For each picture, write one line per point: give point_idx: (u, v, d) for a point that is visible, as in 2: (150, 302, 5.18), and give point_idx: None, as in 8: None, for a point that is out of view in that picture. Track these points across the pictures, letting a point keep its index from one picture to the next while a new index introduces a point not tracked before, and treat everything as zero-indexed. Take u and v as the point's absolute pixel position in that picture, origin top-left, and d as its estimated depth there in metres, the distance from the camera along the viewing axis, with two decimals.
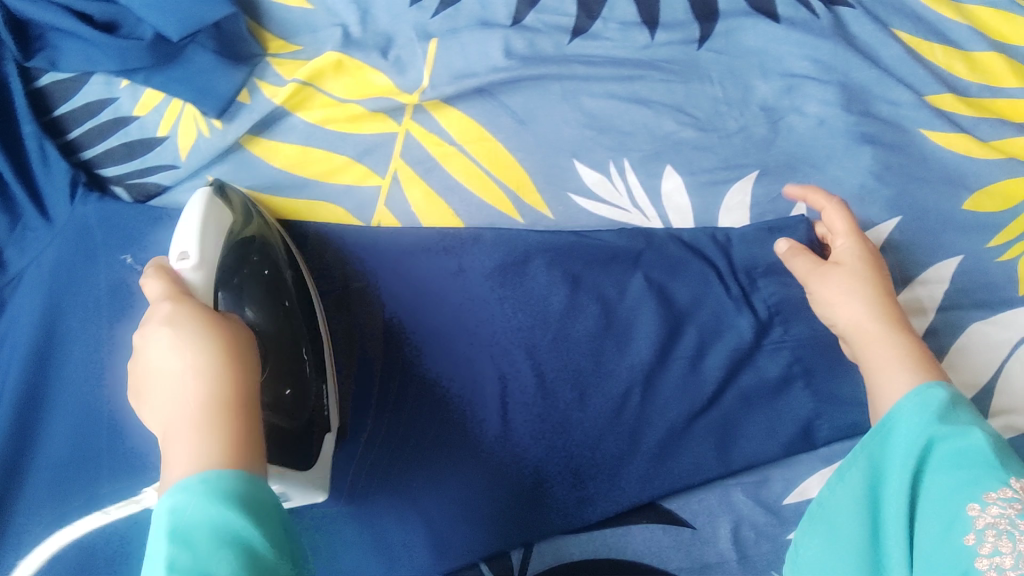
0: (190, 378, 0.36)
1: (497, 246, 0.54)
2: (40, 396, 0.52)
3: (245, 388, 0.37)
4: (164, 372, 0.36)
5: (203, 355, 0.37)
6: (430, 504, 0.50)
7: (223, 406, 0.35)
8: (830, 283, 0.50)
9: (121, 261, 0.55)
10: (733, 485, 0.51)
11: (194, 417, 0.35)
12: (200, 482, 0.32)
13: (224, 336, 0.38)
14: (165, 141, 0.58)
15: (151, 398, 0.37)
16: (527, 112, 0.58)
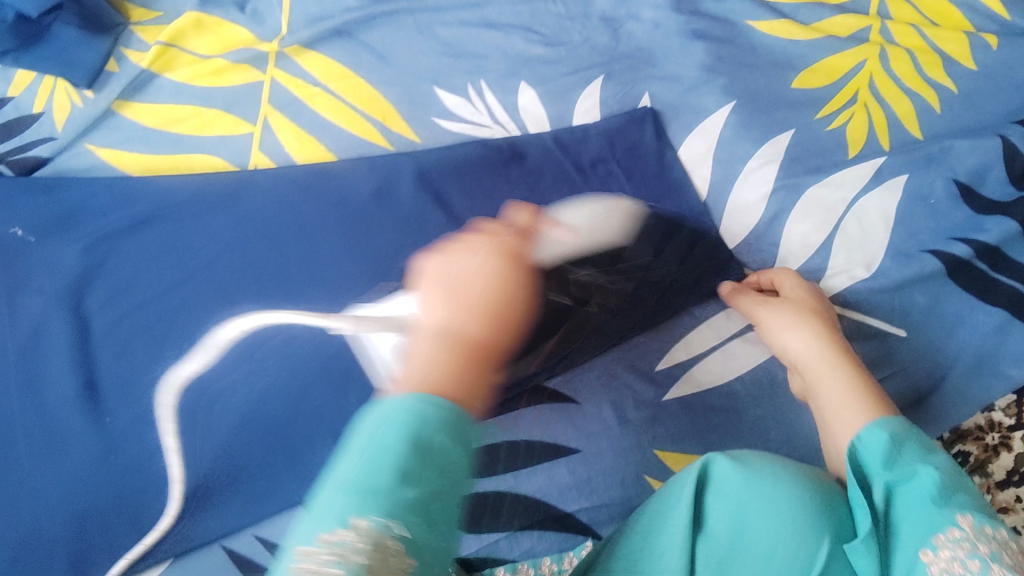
0: (482, 300, 0.38)
1: (374, 171, 0.58)
2: None
3: (501, 336, 0.38)
4: (460, 280, 0.39)
5: (498, 291, 0.39)
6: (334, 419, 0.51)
7: (488, 336, 0.38)
8: (779, 315, 0.52)
9: (11, 234, 0.56)
10: (613, 360, 0.56)
11: (461, 332, 0.37)
12: (441, 413, 0.33)
13: (516, 276, 0.41)
14: (41, 116, 0.60)
15: (455, 291, 0.38)
16: (385, 47, 0.61)
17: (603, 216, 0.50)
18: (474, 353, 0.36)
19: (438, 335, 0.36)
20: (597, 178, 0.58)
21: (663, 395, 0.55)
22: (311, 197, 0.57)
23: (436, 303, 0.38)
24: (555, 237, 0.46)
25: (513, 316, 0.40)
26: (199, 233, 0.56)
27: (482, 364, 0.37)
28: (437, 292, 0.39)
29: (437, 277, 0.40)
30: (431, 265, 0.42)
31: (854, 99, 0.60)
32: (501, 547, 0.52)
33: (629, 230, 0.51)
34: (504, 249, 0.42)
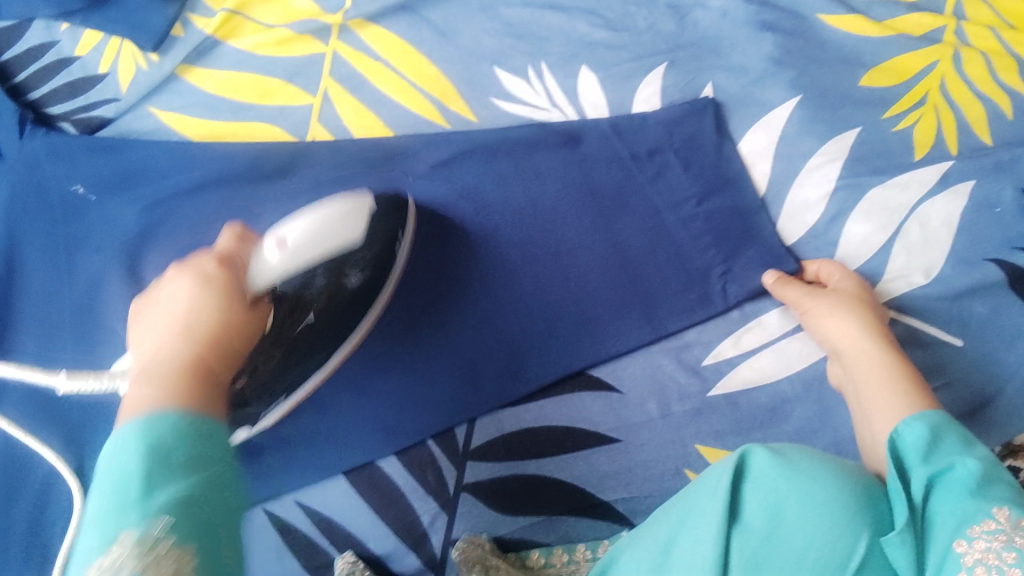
0: (160, 344, 0.44)
1: (432, 148, 0.58)
2: (6, 315, 0.56)
3: (167, 355, 0.43)
4: (174, 317, 0.45)
5: (216, 321, 0.46)
6: (377, 390, 0.55)
7: (198, 362, 0.42)
8: (822, 307, 0.51)
9: (73, 192, 0.57)
10: (658, 351, 0.55)
11: (155, 369, 0.42)
12: (165, 427, 0.37)
13: (220, 310, 0.46)
14: (106, 77, 0.60)
15: (144, 334, 0.46)
16: (448, 25, 0.61)
17: (322, 224, 0.51)
18: (192, 379, 0.41)
19: (143, 376, 0.41)
20: (651, 169, 0.57)
21: (709, 391, 0.54)
22: (367, 172, 0.58)
23: (149, 340, 0.45)
24: (276, 260, 0.50)
25: (225, 346, 0.45)
26: (255, 203, 0.57)
27: (196, 386, 0.41)
28: (150, 328, 0.46)
29: (163, 314, 0.46)
30: (178, 284, 0.47)
31: (923, 101, 0.58)
32: (537, 531, 0.53)
33: (348, 234, 0.52)
34: (206, 276, 0.48)
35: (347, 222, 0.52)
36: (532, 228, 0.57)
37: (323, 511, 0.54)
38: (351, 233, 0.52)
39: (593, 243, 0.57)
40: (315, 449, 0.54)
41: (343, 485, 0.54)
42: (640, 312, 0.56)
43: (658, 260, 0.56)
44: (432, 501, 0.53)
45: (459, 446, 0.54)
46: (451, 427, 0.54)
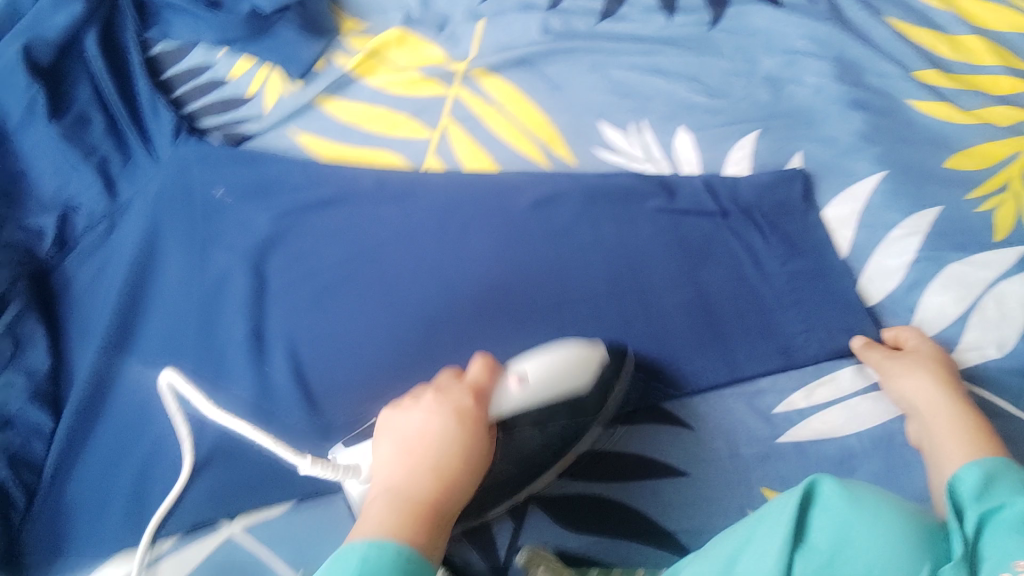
0: (415, 471, 0.48)
1: (536, 186, 0.63)
2: (141, 296, 0.63)
3: (418, 485, 0.47)
4: (412, 441, 0.49)
5: (447, 444, 0.49)
6: None
7: (435, 500, 0.47)
8: (902, 376, 0.53)
9: (215, 194, 0.65)
10: (731, 395, 0.58)
11: (397, 496, 0.47)
12: (384, 548, 0.43)
13: (458, 436, 0.50)
14: (254, 99, 0.69)
15: (390, 452, 0.50)
16: (561, 79, 0.67)
17: (557, 365, 0.53)
18: (424, 513, 0.46)
19: (392, 500, 0.46)
20: (737, 225, 0.61)
21: (778, 437, 0.56)
22: (475, 203, 0.64)
23: (391, 455, 0.50)
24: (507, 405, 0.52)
25: (453, 469, 0.48)
26: (374, 221, 0.64)
27: (430, 519, 0.46)
28: (390, 445, 0.50)
29: (402, 438, 0.50)
30: (395, 422, 0.51)
31: (1004, 187, 0.61)
32: (598, 550, 0.55)
33: (581, 383, 0.54)
34: (463, 413, 0.51)
35: (584, 363, 0.54)
36: (621, 268, 0.61)
37: None
38: (583, 378, 0.54)
39: (679, 288, 0.61)
40: None
41: None
42: (718, 355, 0.59)
43: (737, 308, 0.60)
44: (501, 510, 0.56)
45: None
46: None
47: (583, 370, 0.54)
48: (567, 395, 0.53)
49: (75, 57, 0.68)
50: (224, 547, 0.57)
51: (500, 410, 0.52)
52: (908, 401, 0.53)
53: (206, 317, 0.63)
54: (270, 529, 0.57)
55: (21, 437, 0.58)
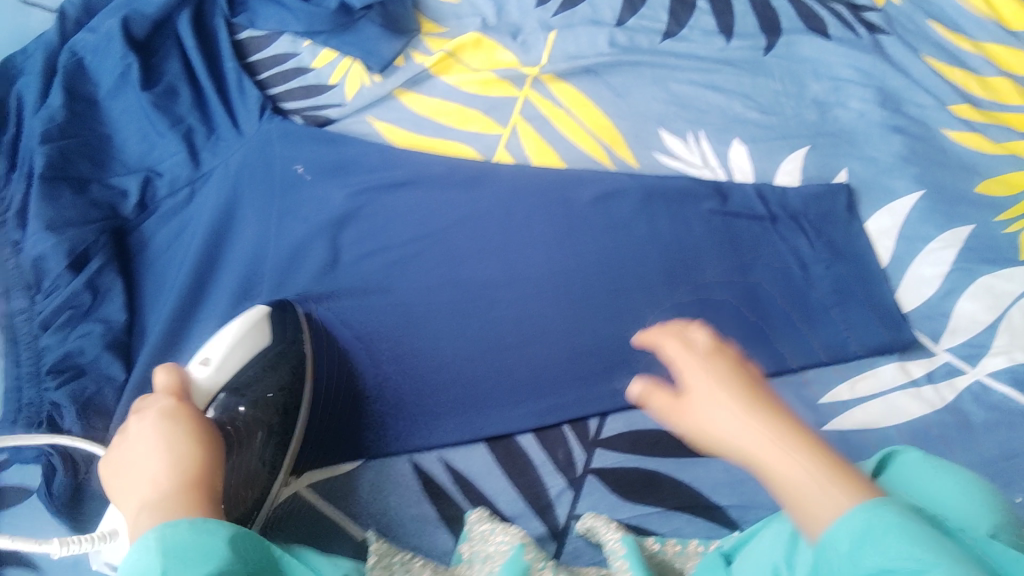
0: (160, 480, 0.45)
1: (597, 182, 0.68)
2: (217, 259, 0.66)
3: (167, 478, 0.45)
4: (145, 463, 0.46)
5: (172, 438, 0.47)
6: (517, 368, 0.63)
7: (184, 479, 0.45)
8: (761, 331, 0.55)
9: (294, 170, 0.68)
10: (779, 384, 0.62)
11: (150, 502, 0.43)
12: (182, 524, 0.40)
13: (183, 431, 0.48)
14: (335, 87, 0.73)
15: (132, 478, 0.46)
16: (623, 88, 0.71)
17: (237, 346, 0.59)
18: (189, 492, 0.44)
19: (143, 508, 0.43)
20: (785, 230, 0.66)
21: (823, 424, 0.60)
22: (539, 195, 0.68)
23: (133, 488, 0.45)
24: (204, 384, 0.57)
25: (192, 454, 0.47)
26: (440, 205, 0.68)
27: (193, 493, 0.44)
28: (128, 485, 0.46)
29: (124, 469, 0.47)
30: (111, 469, 0.48)
31: None
32: (653, 520, 0.57)
33: (257, 346, 0.60)
34: (171, 411, 0.50)
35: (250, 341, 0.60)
36: (676, 261, 0.65)
37: (464, 470, 0.60)
38: (238, 357, 0.59)
39: (730, 286, 0.64)
40: (466, 416, 0.62)
41: (482, 450, 0.61)
42: (766, 346, 0.62)
43: (784, 306, 0.64)
44: (560, 476, 0.60)
45: (589, 434, 0.61)
46: (585, 418, 0.62)
47: (239, 347, 0.59)
48: (240, 369, 0.59)
49: (168, 36, 0.72)
50: (291, 501, 0.59)
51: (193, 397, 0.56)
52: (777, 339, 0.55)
53: (277, 283, 0.66)
54: (338, 484, 0.60)
55: (93, 383, 0.60)
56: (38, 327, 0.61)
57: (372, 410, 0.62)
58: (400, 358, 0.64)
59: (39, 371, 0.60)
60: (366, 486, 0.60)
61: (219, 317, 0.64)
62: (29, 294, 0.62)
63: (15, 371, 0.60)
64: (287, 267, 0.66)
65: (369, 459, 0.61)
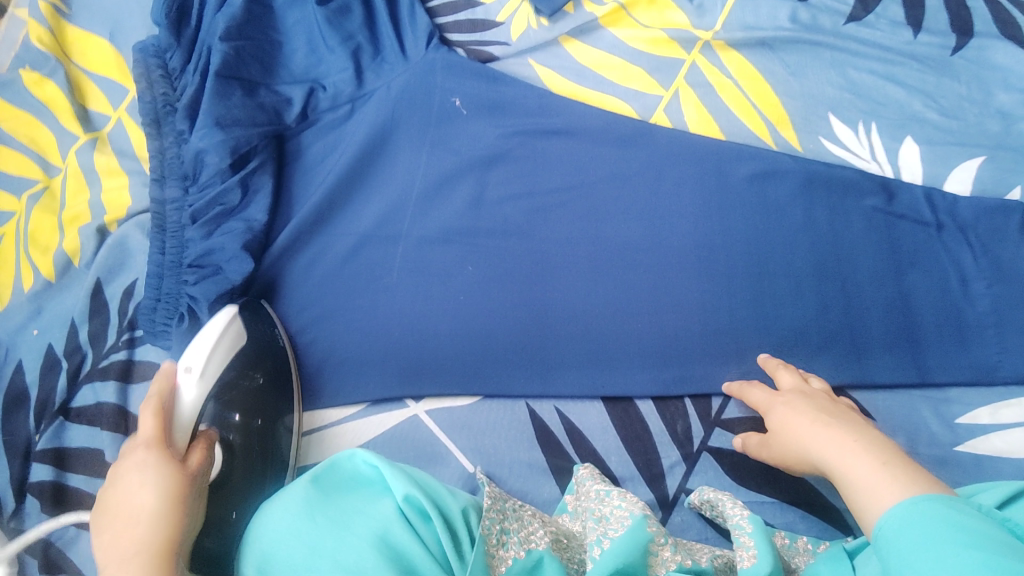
0: (135, 527, 0.46)
1: (757, 158, 0.65)
2: (370, 182, 0.68)
3: (151, 527, 0.47)
4: (127, 510, 0.47)
5: (152, 491, 0.48)
6: (645, 335, 0.62)
7: (161, 536, 0.47)
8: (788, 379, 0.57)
9: (451, 102, 0.69)
10: (917, 396, 0.60)
11: (130, 550, 0.45)
12: None
13: (175, 484, 0.49)
14: (502, 24, 0.72)
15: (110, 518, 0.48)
16: (798, 67, 0.69)
17: (220, 350, 0.57)
18: (158, 554, 0.46)
19: (115, 558, 0.45)
20: (951, 240, 0.63)
21: (957, 445, 0.58)
22: (695, 163, 0.66)
23: (113, 527, 0.47)
24: (191, 404, 0.54)
25: (173, 509, 0.48)
26: (592, 159, 0.67)
27: (158, 560, 0.46)
28: (108, 520, 0.48)
29: (110, 507, 0.48)
30: (104, 492, 0.50)
31: None
32: (767, 509, 0.56)
33: (236, 348, 0.58)
34: (163, 450, 0.51)
35: (230, 346, 0.58)
36: (827, 254, 0.63)
37: (579, 424, 0.60)
38: (219, 361, 0.57)
39: (880, 289, 0.62)
40: (589, 371, 0.61)
41: (599, 409, 0.60)
42: (909, 355, 0.60)
43: (937, 319, 0.61)
44: (675, 449, 0.58)
45: (711, 412, 0.60)
46: (710, 394, 0.60)
47: (218, 349, 0.57)
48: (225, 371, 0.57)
49: None
50: (405, 424, 0.60)
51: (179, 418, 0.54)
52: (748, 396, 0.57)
53: (421, 210, 0.66)
54: (451, 419, 0.60)
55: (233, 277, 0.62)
56: (187, 220, 0.63)
57: (497, 349, 0.62)
58: (529, 304, 0.63)
59: (180, 263, 0.62)
60: (480, 423, 0.60)
61: (362, 235, 0.66)
62: (180, 186, 0.64)
63: (159, 257, 0.63)
64: (432, 196, 0.67)
65: (486, 397, 0.61)
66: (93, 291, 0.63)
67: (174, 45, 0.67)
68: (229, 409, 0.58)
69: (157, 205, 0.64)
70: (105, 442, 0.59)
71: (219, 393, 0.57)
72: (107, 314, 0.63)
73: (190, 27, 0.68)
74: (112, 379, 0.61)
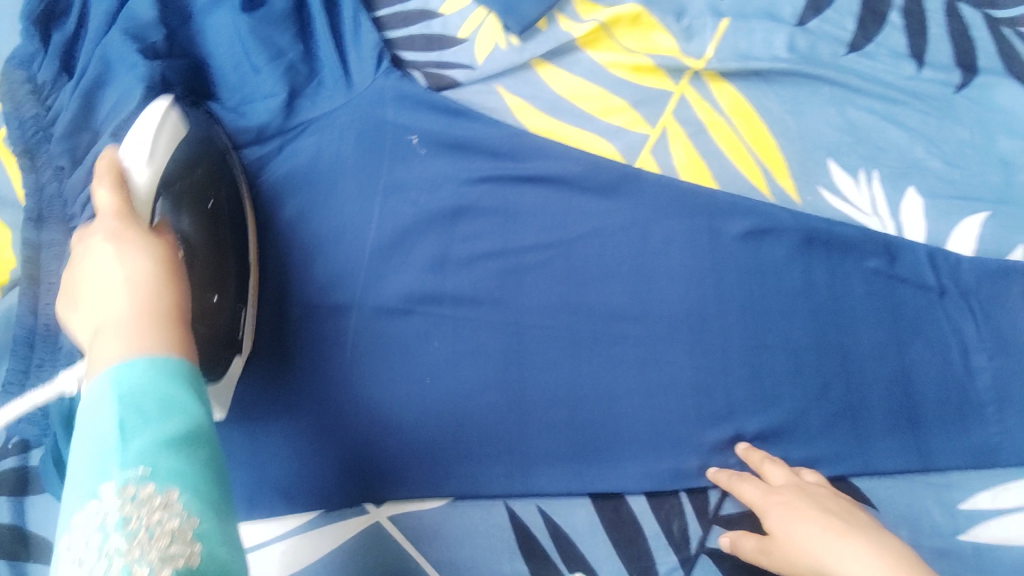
0: (135, 291, 0.41)
1: (752, 214, 0.59)
2: (311, 234, 0.58)
3: (156, 299, 0.41)
4: (114, 281, 0.41)
5: (142, 262, 0.42)
6: (634, 416, 0.56)
7: (171, 304, 0.41)
8: (775, 473, 0.53)
9: (407, 141, 0.59)
10: (919, 482, 0.56)
11: (132, 317, 0.39)
12: (141, 365, 0.37)
13: (165, 253, 0.44)
14: (465, 42, 0.62)
15: (88, 305, 0.41)
16: (795, 104, 0.62)
17: (166, 133, 0.50)
18: (169, 320, 0.40)
19: (109, 329, 0.39)
20: (953, 307, 0.58)
21: (959, 534, 0.55)
22: (685, 215, 0.59)
23: (100, 306, 0.41)
24: (145, 185, 0.47)
25: (169, 280, 0.43)
26: (573, 209, 0.59)
27: (173, 322, 0.40)
28: (92, 301, 0.41)
29: (90, 288, 0.42)
30: (80, 275, 0.43)
31: None
32: None
33: (179, 137, 0.51)
34: (133, 224, 0.44)
35: (173, 137, 0.50)
36: (827, 323, 0.58)
37: (564, 524, 0.54)
38: (166, 150, 0.49)
39: (882, 363, 0.57)
40: (575, 464, 0.55)
41: (587, 508, 0.55)
42: (910, 437, 0.56)
43: (939, 395, 0.57)
44: (672, 553, 0.54)
45: (709, 510, 0.55)
46: (707, 487, 0.55)
47: (161, 137, 0.49)
48: (175, 158, 0.50)
49: None
50: (370, 532, 0.53)
51: (142, 195, 0.47)
52: (739, 493, 0.53)
53: (375, 270, 0.57)
54: (418, 522, 0.53)
55: None
56: None
57: (471, 440, 0.54)
58: (503, 382, 0.56)
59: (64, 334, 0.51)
60: (455, 529, 0.54)
61: (306, 303, 0.56)
62: (61, 232, 0.53)
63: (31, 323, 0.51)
64: (388, 253, 0.57)
65: (456, 499, 0.54)
66: None
67: (40, 53, 0.55)
68: (183, 212, 0.49)
69: (28, 250, 0.52)
70: (2, 570, 0.50)
71: (169, 190, 0.49)
72: None
73: (62, 34, 0.56)
74: (3, 494, 0.51)
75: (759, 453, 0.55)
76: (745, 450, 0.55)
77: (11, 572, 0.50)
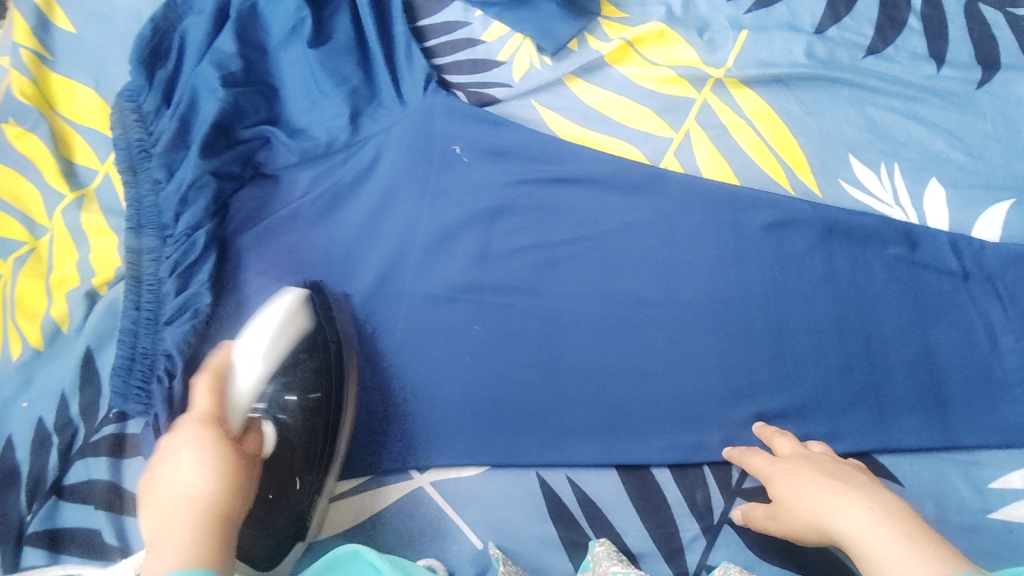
0: (195, 501, 0.41)
1: (773, 207, 0.62)
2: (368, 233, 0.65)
3: (214, 503, 0.41)
4: (176, 492, 0.42)
5: (209, 467, 0.43)
6: (659, 394, 0.59)
7: (225, 514, 0.42)
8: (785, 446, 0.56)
9: (453, 150, 0.66)
10: (947, 460, 0.57)
11: (187, 523, 0.40)
12: None
13: (236, 461, 0.44)
14: (504, 65, 0.70)
15: (151, 505, 0.42)
16: (815, 105, 0.66)
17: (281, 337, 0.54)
18: (218, 527, 0.41)
19: (160, 542, 0.39)
20: (977, 291, 0.60)
21: (989, 512, 0.55)
22: (708, 209, 0.63)
23: (159, 511, 0.41)
24: (248, 392, 0.51)
25: (233, 490, 0.43)
26: (603, 206, 0.64)
27: (221, 534, 0.40)
28: (154, 505, 0.42)
29: (157, 492, 0.42)
30: (152, 472, 0.44)
31: None
32: None
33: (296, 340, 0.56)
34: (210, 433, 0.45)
35: (288, 340, 0.55)
36: (849, 307, 0.60)
37: (592, 494, 0.58)
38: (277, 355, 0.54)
39: (905, 345, 0.59)
40: (604, 438, 0.59)
41: (614, 478, 0.58)
42: (935, 415, 0.58)
43: (964, 375, 0.58)
44: (695, 521, 0.57)
45: (732, 482, 0.58)
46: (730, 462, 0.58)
47: (278, 340, 0.54)
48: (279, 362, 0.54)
49: None
50: (411, 498, 0.58)
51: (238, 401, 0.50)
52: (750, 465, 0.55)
53: (424, 264, 0.64)
54: (457, 487, 0.58)
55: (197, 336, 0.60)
56: (166, 271, 0.61)
57: (506, 415, 0.59)
58: (537, 363, 0.61)
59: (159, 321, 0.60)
60: (490, 496, 0.58)
61: (362, 294, 0.63)
62: (158, 237, 0.63)
63: (133, 311, 0.60)
64: (436, 249, 0.64)
65: (495, 465, 0.59)
66: (83, 360, 0.61)
67: (146, 87, 0.65)
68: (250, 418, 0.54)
69: (132, 254, 0.62)
70: (102, 522, 0.57)
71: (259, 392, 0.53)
72: (98, 385, 0.60)
73: (164, 70, 0.66)
74: (103, 455, 0.59)
75: (772, 429, 0.57)
76: (760, 429, 0.57)
77: (112, 523, 0.57)
